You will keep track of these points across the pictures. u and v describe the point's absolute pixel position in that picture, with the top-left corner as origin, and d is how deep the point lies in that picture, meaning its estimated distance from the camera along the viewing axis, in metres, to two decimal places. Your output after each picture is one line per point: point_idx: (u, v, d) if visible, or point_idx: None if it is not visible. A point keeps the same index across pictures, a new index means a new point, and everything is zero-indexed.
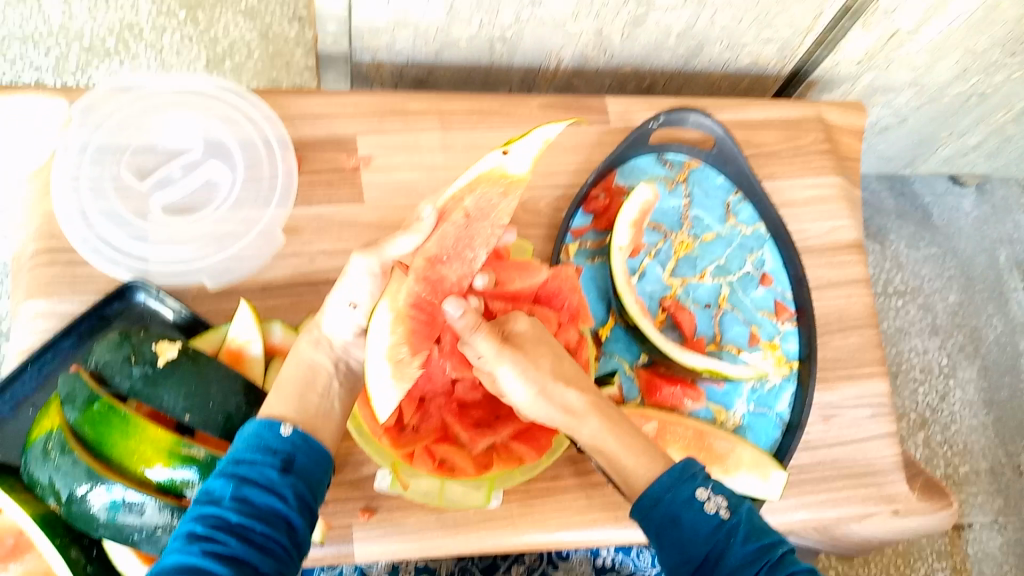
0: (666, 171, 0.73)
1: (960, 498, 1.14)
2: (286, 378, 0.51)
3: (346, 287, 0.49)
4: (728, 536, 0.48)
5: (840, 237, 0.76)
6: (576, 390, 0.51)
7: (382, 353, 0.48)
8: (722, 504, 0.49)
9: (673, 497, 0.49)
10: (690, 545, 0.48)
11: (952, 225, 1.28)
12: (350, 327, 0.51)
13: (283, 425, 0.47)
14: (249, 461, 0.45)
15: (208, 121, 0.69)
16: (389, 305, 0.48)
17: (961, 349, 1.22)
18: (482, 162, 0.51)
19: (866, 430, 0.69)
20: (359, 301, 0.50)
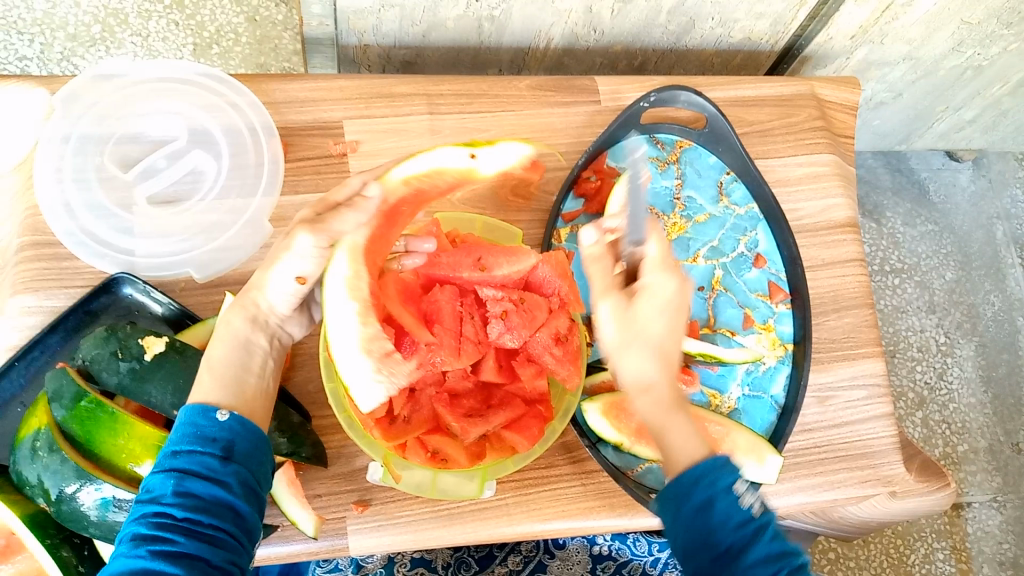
0: (657, 152, 0.73)
1: (960, 477, 1.14)
2: (217, 357, 0.48)
3: (290, 262, 0.48)
4: (756, 533, 0.45)
5: (835, 216, 0.75)
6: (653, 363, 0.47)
7: (354, 345, 0.47)
8: (754, 500, 0.46)
9: (710, 480, 0.45)
10: (719, 531, 0.44)
11: (949, 200, 1.27)
12: (289, 297, 0.50)
13: (217, 411, 0.45)
14: (187, 452, 0.44)
15: (191, 108, 0.67)
16: (350, 296, 0.47)
17: (958, 326, 1.21)
18: (448, 157, 0.53)
19: (863, 412, 0.69)
20: (309, 275, 0.49)
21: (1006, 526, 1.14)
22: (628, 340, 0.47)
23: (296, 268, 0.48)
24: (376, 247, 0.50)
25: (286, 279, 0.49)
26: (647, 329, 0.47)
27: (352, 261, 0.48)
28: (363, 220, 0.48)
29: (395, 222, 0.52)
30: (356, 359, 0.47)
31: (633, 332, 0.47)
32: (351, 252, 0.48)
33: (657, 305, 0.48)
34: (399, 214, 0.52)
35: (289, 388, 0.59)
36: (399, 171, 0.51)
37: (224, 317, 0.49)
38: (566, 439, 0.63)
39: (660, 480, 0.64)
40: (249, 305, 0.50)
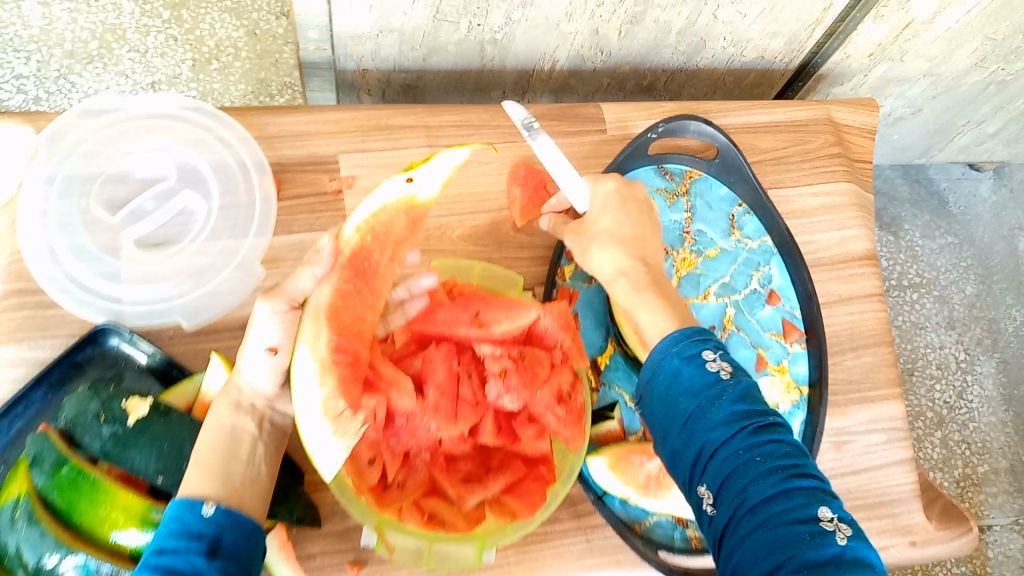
0: (666, 183, 0.69)
1: (979, 499, 1.11)
2: (205, 443, 0.49)
3: (255, 335, 0.47)
4: (717, 396, 0.50)
5: (852, 248, 0.72)
6: (615, 257, 0.59)
7: (314, 409, 0.46)
8: (723, 368, 0.51)
9: (677, 356, 0.52)
10: (684, 397, 0.50)
11: (969, 212, 1.24)
12: (268, 373, 0.49)
13: (204, 505, 0.45)
14: (173, 549, 0.43)
15: (179, 145, 0.64)
16: (312, 356, 0.46)
17: (978, 343, 1.18)
18: (389, 190, 0.50)
19: (880, 458, 0.66)
20: (277, 344, 0.48)
21: None
22: (589, 245, 0.60)
23: (262, 340, 0.47)
24: (350, 306, 0.48)
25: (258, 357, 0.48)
26: (602, 232, 0.59)
27: (315, 325, 0.47)
28: (321, 272, 0.47)
29: (369, 275, 0.50)
30: (316, 423, 0.45)
31: (591, 240, 0.60)
32: (313, 314, 0.47)
33: (603, 204, 0.60)
34: (370, 268, 0.50)
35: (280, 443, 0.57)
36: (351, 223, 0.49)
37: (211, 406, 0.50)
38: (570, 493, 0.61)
39: (669, 535, 0.62)
40: (234, 390, 0.50)
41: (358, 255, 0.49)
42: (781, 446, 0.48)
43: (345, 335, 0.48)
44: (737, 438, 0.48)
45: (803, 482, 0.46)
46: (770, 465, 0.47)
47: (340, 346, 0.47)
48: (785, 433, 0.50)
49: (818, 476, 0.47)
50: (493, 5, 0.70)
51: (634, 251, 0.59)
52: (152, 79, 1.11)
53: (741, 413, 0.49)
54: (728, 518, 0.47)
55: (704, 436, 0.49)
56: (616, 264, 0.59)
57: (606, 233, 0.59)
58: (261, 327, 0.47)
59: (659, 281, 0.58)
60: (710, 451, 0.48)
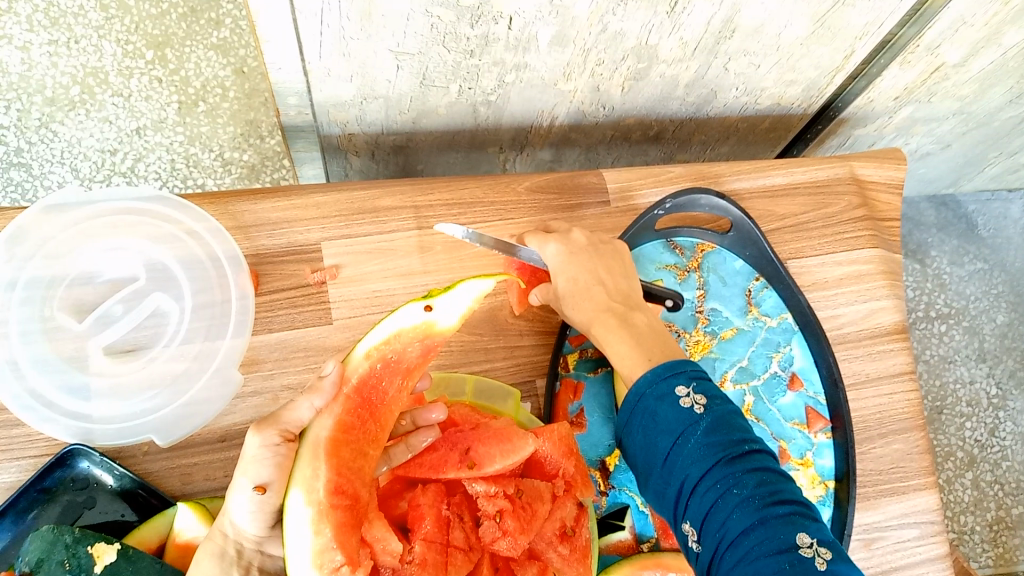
0: (677, 259, 0.64)
1: (1014, 544, 1.05)
2: None
3: (241, 473, 0.42)
4: (692, 431, 0.48)
5: (879, 322, 0.66)
6: (576, 307, 0.57)
7: (304, 563, 0.41)
8: (699, 401, 0.49)
9: (650, 395, 0.50)
10: (660, 436, 0.49)
11: (1000, 234, 1.17)
12: (252, 516, 0.43)
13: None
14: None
15: (148, 240, 0.60)
16: (306, 500, 0.41)
17: (1011, 376, 1.12)
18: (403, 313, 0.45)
19: (913, 556, 0.61)
20: (267, 481, 0.42)
21: None
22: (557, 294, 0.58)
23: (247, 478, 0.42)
24: (353, 439, 0.44)
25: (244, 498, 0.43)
26: (560, 281, 0.58)
27: (311, 455, 0.42)
28: (320, 402, 0.43)
29: (373, 406, 0.45)
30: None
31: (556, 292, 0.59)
32: (311, 449, 0.42)
33: (559, 258, 0.58)
34: (377, 399, 0.46)
35: None
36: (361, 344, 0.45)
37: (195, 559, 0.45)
38: None
39: None
40: (220, 538, 0.45)
41: (367, 383, 0.45)
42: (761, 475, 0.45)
43: (343, 475, 0.43)
44: (713, 472, 0.46)
45: (780, 509, 0.43)
46: (747, 495, 0.44)
47: (339, 488, 0.43)
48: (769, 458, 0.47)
49: (800, 500, 0.44)
50: (484, 70, 0.64)
51: (596, 295, 0.57)
52: (136, 125, 1.04)
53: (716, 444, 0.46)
54: (712, 554, 0.45)
55: (683, 474, 0.47)
56: (585, 313, 0.57)
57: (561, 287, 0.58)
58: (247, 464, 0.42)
59: (631, 317, 0.56)
60: (690, 488, 0.47)
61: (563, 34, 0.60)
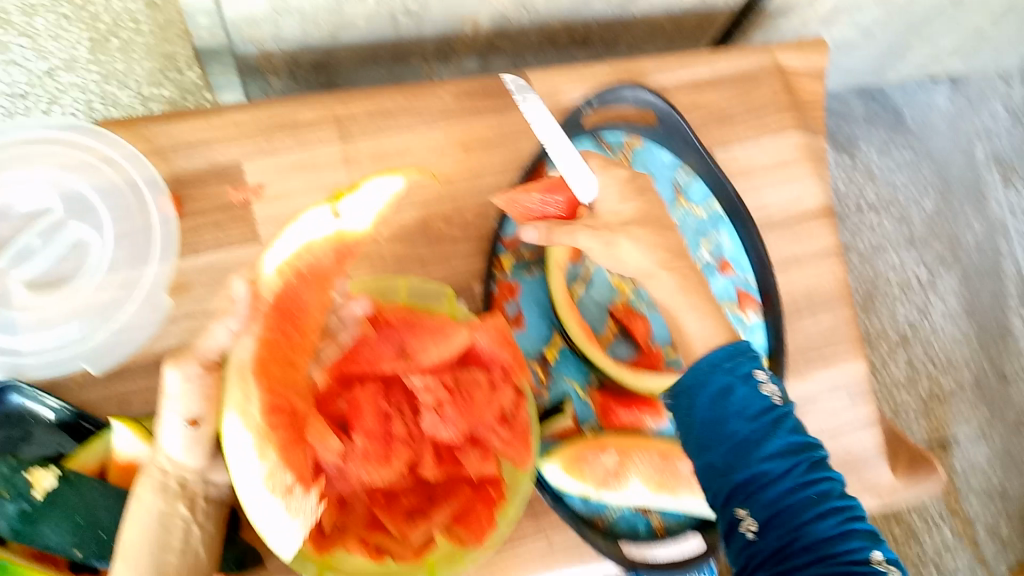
0: (605, 155, 0.63)
1: (943, 412, 1.13)
2: (132, 540, 0.43)
3: (170, 408, 0.43)
4: (773, 423, 0.48)
5: (805, 205, 0.68)
6: (643, 251, 0.51)
7: (257, 484, 0.41)
8: (777, 394, 0.50)
9: (731, 368, 0.50)
10: (733, 419, 0.48)
11: (927, 125, 1.20)
12: (187, 447, 0.44)
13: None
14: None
15: (58, 170, 0.58)
16: (244, 425, 0.41)
17: (939, 258, 1.18)
18: (309, 225, 0.46)
19: (843, 420, 0.65)
20: (197, 416, 0.44)
21: (994, 457, 1.14)
22: (612, 241, 0.51)
23: (177, 413, 0.43)
24: (280, 354, 0.44)
25: (174, 427, 0.44)
26: (622, 224, 0.52)
27: (240, 382, 0.42)
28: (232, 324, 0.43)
29: (297, 315, 0.45)
30: (262, 500, 0.41)
31: (605, 237, 0.51)
32: (237, 373, 0.42)
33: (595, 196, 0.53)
34: (296, 310, 0.45)
35: None
36: (270, 263, 0.45)
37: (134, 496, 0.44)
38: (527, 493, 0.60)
39: (631, 524, 0.61)
40: (157, 470, 0.44)
41: (284, 298, 0.44)
42: (833, 483, 0.47)
43: (275, 390, 0.43)
44: (796, 473, 0.47)
45: (859, 525, 0.46)
46: (827, 506, 0.46)
47: (274, 406, 0.42)
48: (833, 468, 0.48)
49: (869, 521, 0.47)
50: None
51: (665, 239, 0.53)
52: (47, 66, 1.00)
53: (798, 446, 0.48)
54: (776, 549, 0.45)
55: (760, 465, 0.47)
56: (646, 261, 0.51)
57: (628, 225, 0.52)
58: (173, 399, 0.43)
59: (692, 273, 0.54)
60: (763, 482, 0.47)
61: None
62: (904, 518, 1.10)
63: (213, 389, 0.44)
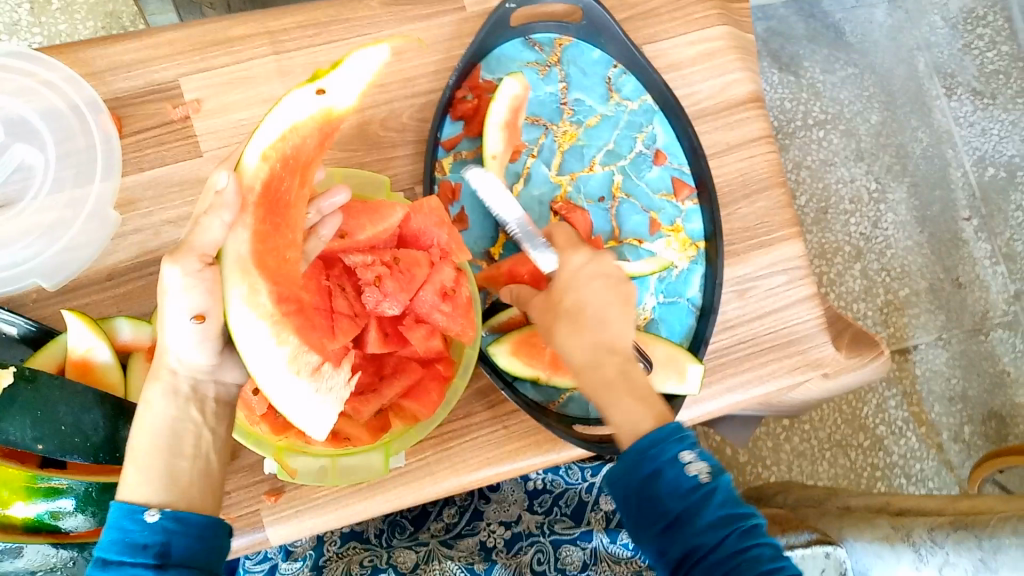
0: (536, 56, 0.66)
1: (903, 322, 1.14)
2: (143, 444, 0.41)
3: (170, 304, 0.39)
4: (704, 499, 0.48)
5: (733, 94, 0.70)
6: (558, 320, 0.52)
7: (280, 370, 0.42)
8: (705, 470, 0.49)
9: (659, 453, 0.48)
10: (666, 499, 0.48)
11: (867, 39, 1.22)
12: (199, 344, 0.41)
13: (146, 511, 0.40)
14: (117, 563, 0.39)
15: (1, 97, 0.59)
16: (257, 314, 0.41)
17: (888, 170, 1.19)
18: (293, 108, 0.41)
19: (784, 298, 0.67)
20: (203, 309, 0.40)
21: (953, 361, 1.13)
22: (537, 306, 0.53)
23: (183, 308, 0.39)
24: (272, 245, 0.42)
25: (181, 325, 0.40)
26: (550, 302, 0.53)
27: (242, 274, 0.40)
28: (230, 216, 0.40)
29: (282, 206, 0.43)
30: (292, 384, 0.42)
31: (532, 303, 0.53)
32: (238, 267, 0.40)
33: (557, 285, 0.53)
34: (281, 199, 0.43)
35: None
36: (252, 152, 0.41)
37: (143, 398, 0.42)
38: (481, 384, 0.61)
39: (584, 408, 0.62)
40: (167, 371, 0.42)
41: (271, 189, 0.42)
42: (763, 550, 0.48)
43: (276, 280, 0.42)
44: (729, 543, 0.47)
45: None
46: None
47: (281, 295, 0.42)
48: (763, 531, 0.49)
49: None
50: None
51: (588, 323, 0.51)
52: None
53: (727, 521, 0.47)
54: None
55: (693, 541, 0.47)
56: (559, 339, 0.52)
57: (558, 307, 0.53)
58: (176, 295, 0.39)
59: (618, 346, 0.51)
60: (700, 556, 0.47)
61: None
62: (869, 428, 1.09)
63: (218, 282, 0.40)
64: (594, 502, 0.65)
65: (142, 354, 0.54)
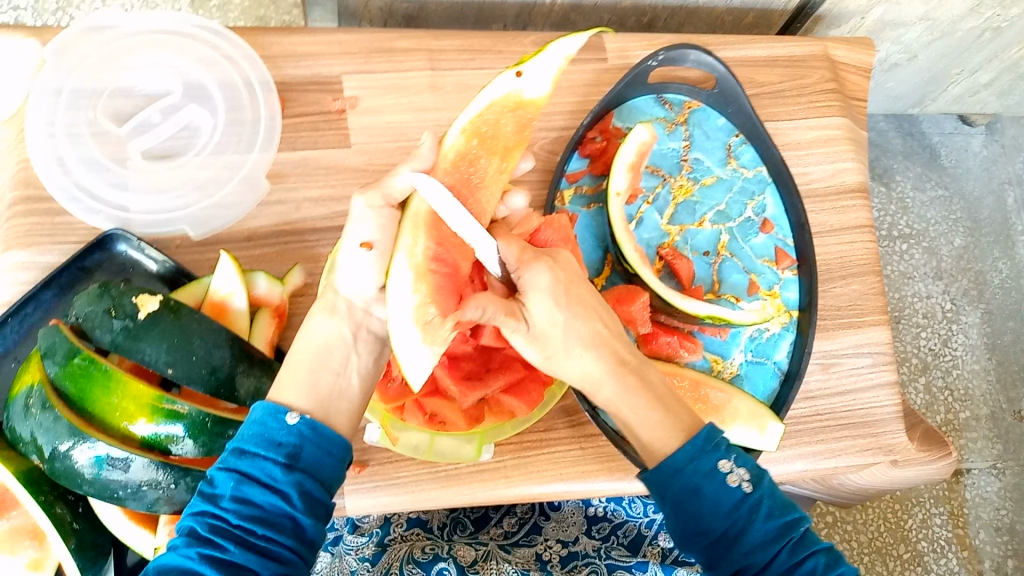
0: (665, 113, 0.71)
1: (960, 444, 1.13)
2: (303, 352, 0.49)
3: (351, 231, 0.48)
4: (750, 513, 0.46)
5: (844, 180, 0.73)
6: (595, 355, 0.48)
7: (406, 317, 0.46)
8: (745, 479, 0.47)
9: (695, 469, 0.47)
10: (709, 518, 0.46)
11: (960, 165, 1.25)
12: (370, 276, 0.48)
13: (287, 413, 0.45)
14: (252, 454, 0.44)
15: (185, 63, 0.65)
16: (408, 262, 0.47)
17: (965, 293, 1.20)
18: (494, 87, 0.49)
19: (866, 379, 0.69)
20: (373, 241, 0.48)
21: (1004, 493, 1.13)
22: (555, 350, 0.48)
23: (358, 234, 0.48)
24: (451, 215, 0.48)
25: (356, 253, 0.48)
26: (573, 336, 0.48)
27: (413, 230, 0.47)
28: (423, 168, 0.49)
29: (473, 185, 0.51)
30: (407, 328, 0.46)
31: (547, 348, 0.48)
32: (412, 220, 0.48)
33: (548, 300, 0.46)
34: (474, 176, 0.51)
35: (279, 343, 0.61)
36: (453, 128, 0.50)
37: (313, 317, 0.50)
38: (566, 403, 0.63)
39: None
40: (331, 297, 0.50)
41: (465, 159, 0.51)
42: (817, 557, 0.46)
43: (442, 245, 0.48)
44: (779, 561, 0.46)
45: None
46: None
47: (437, 255, 0.48)
48: (815, 536, 0.47)
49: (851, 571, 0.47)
50: None
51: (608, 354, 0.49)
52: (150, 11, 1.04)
53: (776, 532, 0.46)
54: None
55: (742, 559, 0.46)
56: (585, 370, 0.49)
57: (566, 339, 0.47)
58: (358, 219, 0.48)
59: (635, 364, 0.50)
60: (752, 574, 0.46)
61: None
62: (910, 540, 1.08)
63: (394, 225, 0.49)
64: (652, 537, 0.68)
65: (269, 311, 0.59)
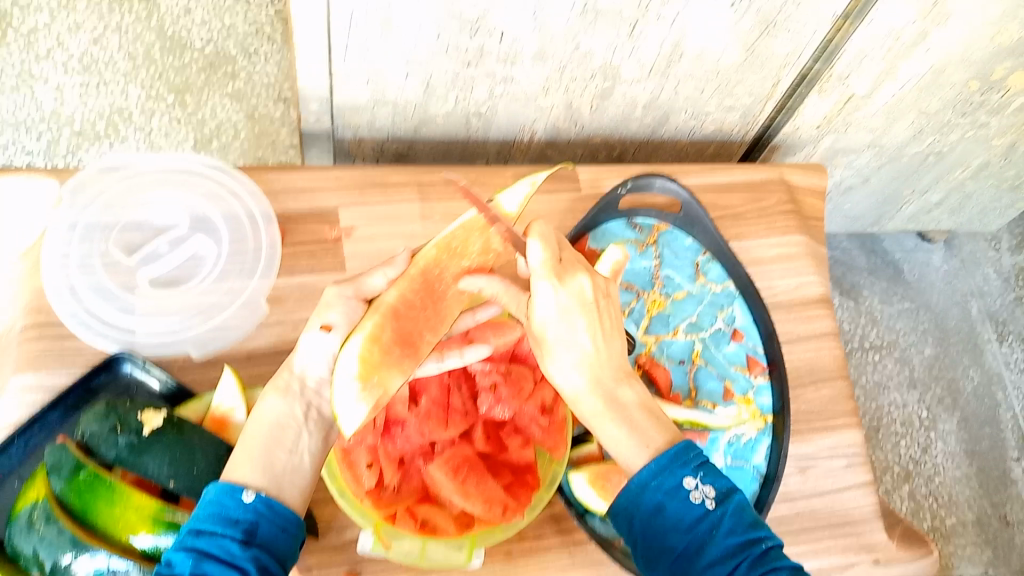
0: (636, 234, 0.76)
1: (949, 550, 1.14)
2: (256, 435, 0.52)
3: (319, 313, 0.55)
4: (711, 528, 0.49)
5: (807, 292, 0.79)
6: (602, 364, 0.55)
7: (351, 377, 0.51)
8: (709, 495, 0.50)
9: (658, 485, 0.50)
10: (671, 533, 0.49)
11: (923, 280, 1.32)
12: (323, 357, 0.55)
13: (244, 492, 0.48)
14: (209, 533, 0.46)
15: (192, 198, 0.71)
16: (361, 341, 0.52)
17: (939, 401, 1.23)
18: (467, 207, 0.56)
19: (842, 480, 0.71)
20: (332, 322, 0.54)
21: None
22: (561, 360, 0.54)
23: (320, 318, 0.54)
24: (413, 300, 0.55)
25: (318, 342, 0.54)
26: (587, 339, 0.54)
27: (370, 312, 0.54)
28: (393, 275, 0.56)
29: (437, 297, 0.56)
30: (349, 386, 0.51)
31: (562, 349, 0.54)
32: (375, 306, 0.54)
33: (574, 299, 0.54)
34: (440, 287, 0.56)
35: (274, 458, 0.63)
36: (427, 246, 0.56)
37: (268, 399, 0.54)
38: (555, 509, 0.65)
39: None
40: (286, 379, 0.55)
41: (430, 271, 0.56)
42: (779, 572, 0.48)
43: (400, 323, 0.54)
44: (740, 574, 0.48)
45: None
46: None
47: (400, 334, 0.54)
48: (780, 556, 0.49)
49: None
50: (477, 82, 0.76)
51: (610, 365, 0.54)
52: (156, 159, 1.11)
53: (736, 548, 0.48)
54: None
55: None
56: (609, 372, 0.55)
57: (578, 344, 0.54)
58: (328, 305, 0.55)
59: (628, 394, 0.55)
60: None
61: (543, 50, 0.71)
62: None
63: (356, 310, 0.55)
64: None
65: None
